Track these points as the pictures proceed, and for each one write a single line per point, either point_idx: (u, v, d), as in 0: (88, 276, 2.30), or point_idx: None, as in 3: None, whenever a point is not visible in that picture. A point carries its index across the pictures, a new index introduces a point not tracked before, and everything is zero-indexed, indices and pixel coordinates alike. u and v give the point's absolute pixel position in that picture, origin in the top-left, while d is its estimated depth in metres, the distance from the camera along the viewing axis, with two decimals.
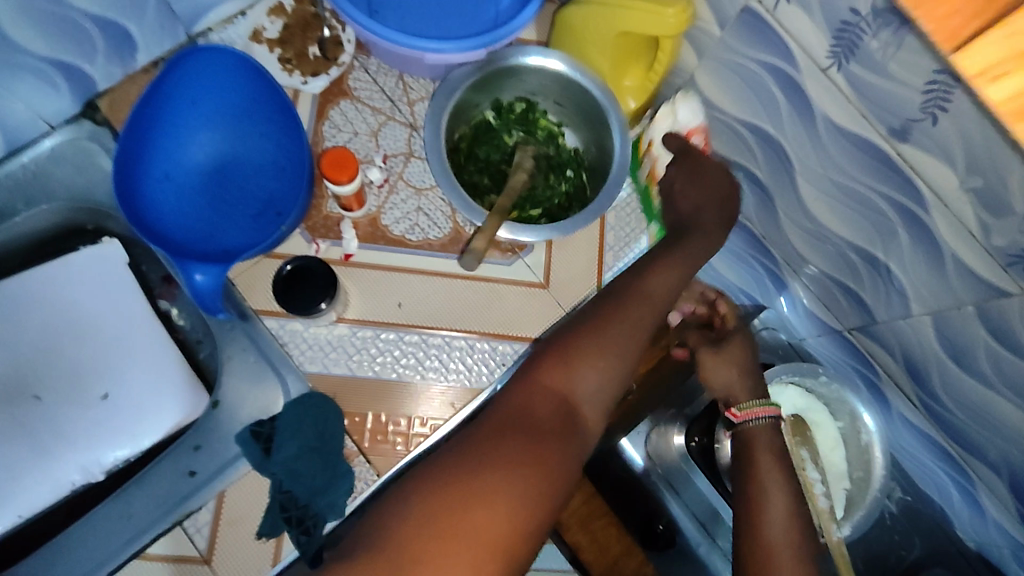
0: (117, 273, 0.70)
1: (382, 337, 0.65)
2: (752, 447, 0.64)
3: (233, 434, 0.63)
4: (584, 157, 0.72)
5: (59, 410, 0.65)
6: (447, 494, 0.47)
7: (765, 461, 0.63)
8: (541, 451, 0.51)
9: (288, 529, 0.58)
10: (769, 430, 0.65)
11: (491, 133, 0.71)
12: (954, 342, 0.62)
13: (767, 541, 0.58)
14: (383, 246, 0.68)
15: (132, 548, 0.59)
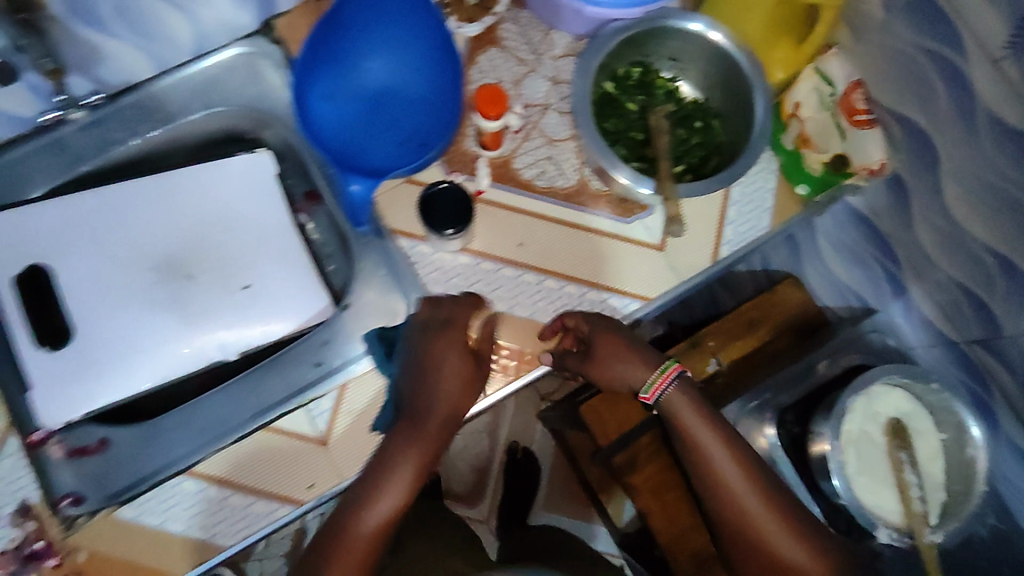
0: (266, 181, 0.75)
1: (501, 272, 0.69)
2: (677, 416, 0.64)
3: (358, 337, 0.68)
4: (710, 104, 0.73)
5: (207, 291, 0.71)
6: (339, 532, 0.59)
7: (707, 433, 0.64)
8: (399, 469, 0.59)
9: None
10: (681, 397, 0.64)
11: (619, 101, 0.72)
12: None
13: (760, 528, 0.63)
14: (512, 187, 0.71)
15: (257, 422, 0.65)
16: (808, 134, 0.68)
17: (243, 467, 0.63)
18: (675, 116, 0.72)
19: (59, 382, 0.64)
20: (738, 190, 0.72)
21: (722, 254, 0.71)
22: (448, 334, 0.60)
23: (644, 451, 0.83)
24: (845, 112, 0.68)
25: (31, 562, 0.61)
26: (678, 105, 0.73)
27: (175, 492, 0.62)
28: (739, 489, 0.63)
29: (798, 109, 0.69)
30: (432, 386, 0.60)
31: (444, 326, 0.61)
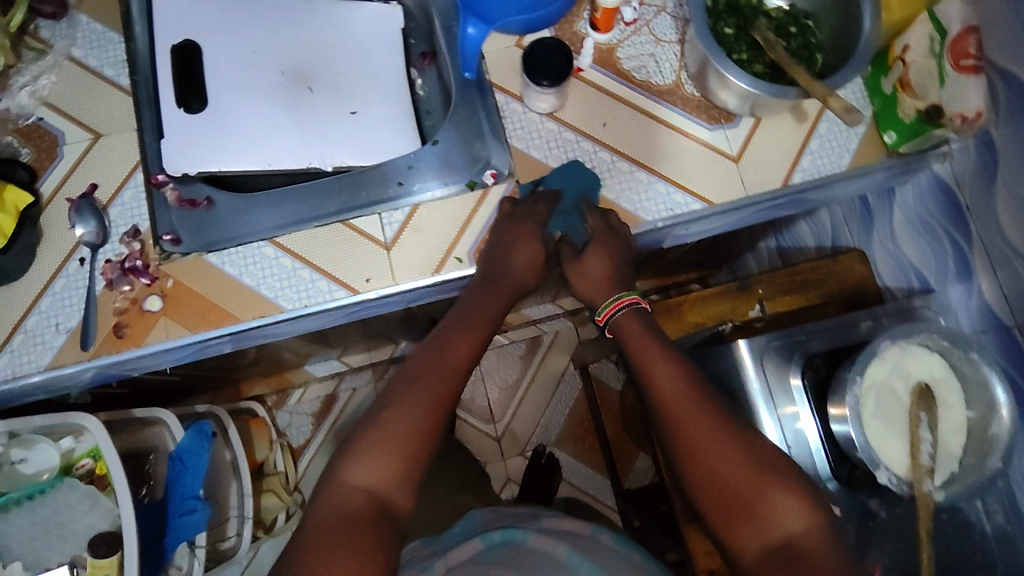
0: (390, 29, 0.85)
1: (580, 144, 0.74)
2: (627, 339, 0.68)
3: (441, 166, 0.77)
4: (795, 9, 0.79)
5: (320, 104, 0.81)
6: (414, 368, 0.63)
7: (646, 343, 0.66)
8: (468, 322, 0.67)
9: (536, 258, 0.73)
10: (629, 319, 0.69)
11: (721, 19, 0.75)
12: None
13: (690, 440, 0.61)
14: (610, 73, 0.76)
15: (336, 216, 0.73)
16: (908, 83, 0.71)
17: (312, 250, 0.71)
18: (774, 27, 0.76)
19: (184, 142, 0.76)
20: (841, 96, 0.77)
21: (794, 180, 0.74)
22: (520, 223, 0.71)
23: None
24: (954, 53, 0.66)
25: (129, 275, 0.70)
26: (774, 18, 0.77)
27: (256, 254, 0.71)
28: (681, 404, 0.63)
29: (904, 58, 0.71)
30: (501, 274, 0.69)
31: (529, 219, 0.71)
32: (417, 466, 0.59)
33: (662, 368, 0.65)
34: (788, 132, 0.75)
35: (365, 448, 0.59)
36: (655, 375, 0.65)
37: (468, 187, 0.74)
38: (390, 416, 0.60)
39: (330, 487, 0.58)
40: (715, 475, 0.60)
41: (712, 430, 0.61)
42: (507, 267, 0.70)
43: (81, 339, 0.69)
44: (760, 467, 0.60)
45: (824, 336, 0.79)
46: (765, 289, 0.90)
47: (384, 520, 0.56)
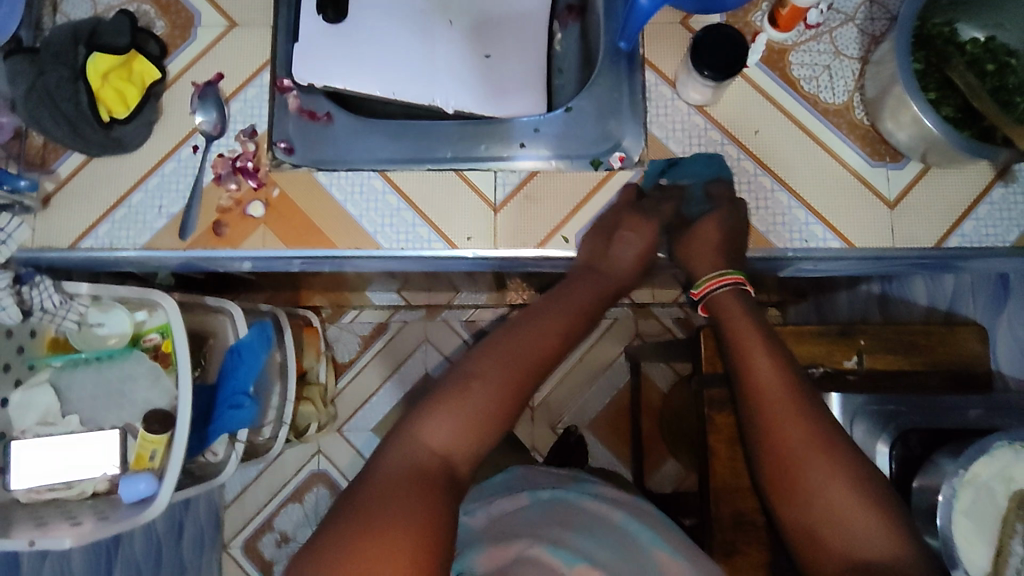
0: None
1: (724, 148, 0.69)
2: (728, 319, 0.63)
3: (567, 137, 0.72)
4: (995, 40, 0.67)
5: (457, 41, 0.76)
6: (504, 335, 0.58)
7: (743, 327, 0.61)
8: (570, 299, 0.62)
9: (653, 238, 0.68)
10: (729, 299, 0.64)
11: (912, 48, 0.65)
12: None
13: (780, 440, 0.56)
14: (776, 77, 0.69)
15: (451, 164, 0.71)
16: None
17: (422, 194, 0.69)
18: (971, 62, 0.66)
19: (317, 49, 0.72)
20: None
21: (949, 243, 0.67)
22: (640, 213, 0.68)
23: None
24: None
25: (238, 174, 0.69)
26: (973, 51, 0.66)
27: (365, 184, 0.69)
28: (774, 394, 0.58)
29: None
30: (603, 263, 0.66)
31: (650, 212, 0.68)
32: (488, 435, 0.53)
33: (761, 363, 0.59)
34: (955, 189, 0.67)
35: (440, 403, 0.53)
36: (756, 373, 0.59)
37: (594, 165, 0.70)
38: (473, 381, 0.54)
39: (401, 439, 0.52)
40: (803, 482, 0.54)
41: (798, 430, 0.55)
42: (620, 253, 0.66)
43: (180, 228, 0.69)
44: (844, 475, 0.53)
45: (922, 413, 0.74)
46: (867, 342, 0.83)
47: (449, 484, 0.50)
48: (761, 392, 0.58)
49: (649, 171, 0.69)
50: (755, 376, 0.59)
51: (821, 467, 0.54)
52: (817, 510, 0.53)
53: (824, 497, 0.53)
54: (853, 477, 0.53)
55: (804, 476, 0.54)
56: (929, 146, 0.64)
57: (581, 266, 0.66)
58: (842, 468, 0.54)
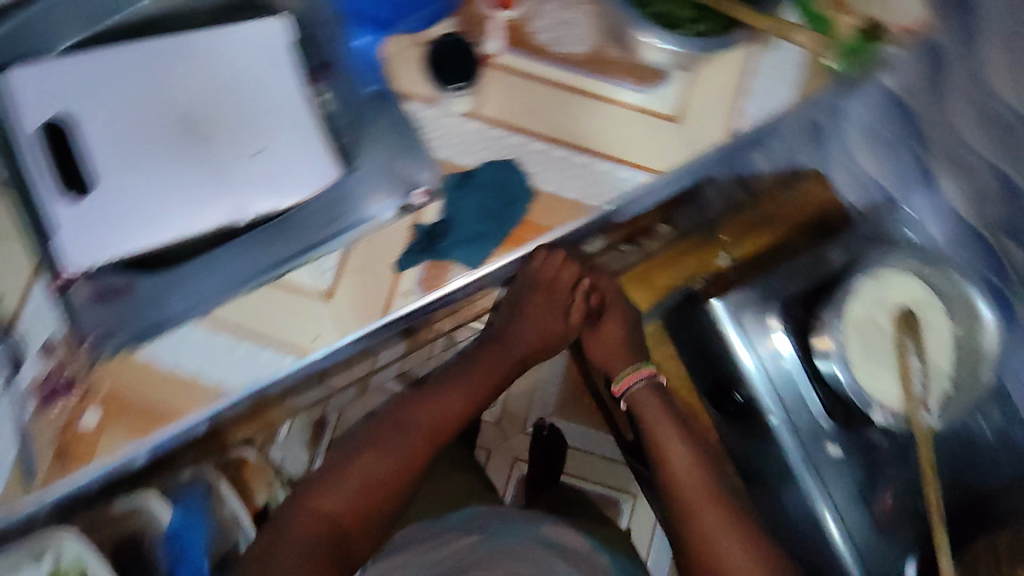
0: (275, 36, 0.68)
1: (509, 140, 0.68)
2: (642, 410, 0.77)
3: (364, 196, 0.68)
4: None
5: (220, 152, 0.66)
6: (393, 416, 0.74)
7: (657, 421, 0.75)
8: (461, 380, 0.78)
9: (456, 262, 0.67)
10: (644, 392, 0.77)
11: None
12: None
13: (692, 501, 0.71)
14: (524, 52, 0.69)
15: (265, 277, 0.66)
16: None
17: (251, 320, 0.66)
18: None
19: (78, 229, 0.63)
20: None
21: (740, 127, 0.70)
22: (546, 292, 0.80)
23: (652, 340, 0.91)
24: None
25: (60, 391, 0.65)
26: None
27: (190, 337, 0.66)
28: (683, 480, 0.73)
29: None
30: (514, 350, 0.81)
31: (548, 289, 0.80)
32: (372, 518, 0.68)
33: (663, 427, 0.75)
34: (723, 75, 0.70)
35: (326, 484, 0.68)
36: (670, 457, 0.74)
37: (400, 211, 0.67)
38: (368, 457, 0.70)
39: (287, 521, 0.65)
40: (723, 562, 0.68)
41: (727, 537, 0.69)
42: (517, 335, 0.81)
43: (26, 471, 0.65)
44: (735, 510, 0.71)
45: (796, 278, 0.78)
46: (729, 237, 0.88)
47: (341, 549, 0.65)
48: (671, 457, 0.74)
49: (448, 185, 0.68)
50: (674, 431, 0.75)
51: (724, 529, 0.69)
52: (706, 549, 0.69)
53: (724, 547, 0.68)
54: (746, 544, 0.69)
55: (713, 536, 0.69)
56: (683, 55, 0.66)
57: (476, 358, 0.81)
58: (747, 535, 0.69)
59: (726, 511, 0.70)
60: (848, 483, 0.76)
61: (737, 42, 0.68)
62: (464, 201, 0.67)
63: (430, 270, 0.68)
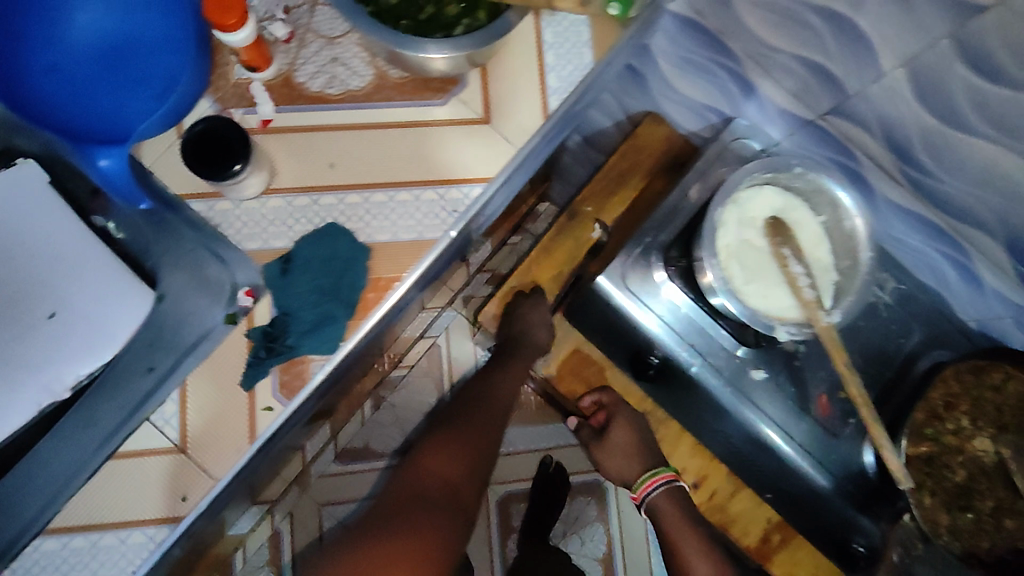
0: (43, 192, 0.64)
1: (320, 203, 0.61)
2: (664, 518, 0.75)
3: (185, 322, 0.62)
4: None
5: (7, 332, 0.61)
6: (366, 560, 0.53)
7: (676, 524, 0.74)
8: (442, 470, 0.64)
9: (309, 347, 0.58)
10: (664, 504, 0.76)
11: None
12: (937, 99, 0.59)
13: None
14: (303, 105, 0.62)
15: (105, 452, 0.58)
16: None
17: (105, 506, 0.56)
18: None
19: None
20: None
21: (553, 106, 0.66)
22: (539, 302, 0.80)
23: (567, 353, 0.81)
24: None
25: None
26: None
27: (39, 556, 0.55)
28: (699, 571, 0.73)
29: None
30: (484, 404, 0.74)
31: (517, 326, 0.78)
32: None
33: (688, 541, 0.73)
34: (518, 60, 0.66)
35: None
36: (688, 551, 0.73)
37: (230, 323, 0.59)
38: None
39: None
40: None
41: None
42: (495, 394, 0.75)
43: None
44: None
45: (664, 228, 0.75)
46: (593, 207, 0.86)
47: None
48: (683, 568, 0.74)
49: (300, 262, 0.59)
50: (688, 534, 0.74)
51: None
52: None
53: None
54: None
55: None
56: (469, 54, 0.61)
57: (432, 447, 0.67)
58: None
59: None
60: (781, 395, 0.76)
61: (512, 24, 0.59)
62: (293, 286, 0.58)
63: (286, 373, 0.58)
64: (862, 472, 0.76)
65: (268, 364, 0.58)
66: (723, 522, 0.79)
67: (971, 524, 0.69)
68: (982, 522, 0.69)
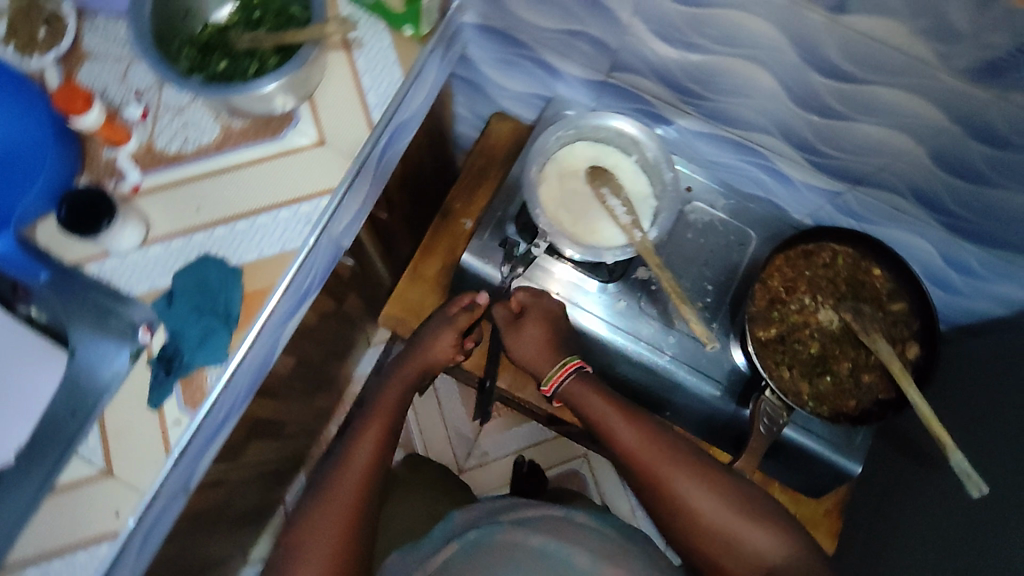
0: None
1: (193, 241, 0.72)
2: (585, 406, 0.78)
3: (96, 367, 0.71)
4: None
5: None
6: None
7: (596, 406, 0.77)
8: (326, 514, 0.68)
9: (202, 362, 0.68)
10: (574, 384, 0.79)
11: (206, 67, 0.73)
12: (672, 35, 0.69)
13: (658, 476, 0.71)
14: (165, 166, 0.74)
15: (42, 494, 0.66)
16: None
17: (48, 536, 0.64)
18: (249, 28, 0.76)
19: None
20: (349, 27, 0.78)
21: (376, 119, 0.77)
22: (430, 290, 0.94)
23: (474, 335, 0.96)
24: None
25: None
26: (241, 22, 0.76)
27: None
28: (641, 451, 0.73)
29: None
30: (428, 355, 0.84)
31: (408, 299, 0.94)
32: None
33: (622, 429, 0.75)
34: (341, 88, 0.78)
35: None
36: (629, 440, 0.74)
37: (135, 357, 0.69)
38: None
39: None
40: (700, 516, 0.68)
41: (681, 471, 0.70)
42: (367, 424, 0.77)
43: None
44: (703, 470, 0.70)
45: (513, 201, 0.87)
46: (462, 204, 0.97)
47: None
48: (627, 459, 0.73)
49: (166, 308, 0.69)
50: (625, 419, 0.75)
51: (684, 483, 0.69)
52: (690, 518, 0.68)
53: (704, 505, 0.68)
54: (710, 482, 0.69)
55: (690, 497, 0.69)
56: (293, 92, 0.73)
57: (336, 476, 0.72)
58: (706, 473, 0.70)
59: (702, 475, 0.70)
60: (646, 319, 0.85)
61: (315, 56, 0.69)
62: (176, 314, 0.68)
63: (186, 388, 0.67)
64: (735, 369, 0.83)
65: (169, 382, 0.67)
66: None
67: (831, 386, 0.78)
68: (842, 382, 0.78)
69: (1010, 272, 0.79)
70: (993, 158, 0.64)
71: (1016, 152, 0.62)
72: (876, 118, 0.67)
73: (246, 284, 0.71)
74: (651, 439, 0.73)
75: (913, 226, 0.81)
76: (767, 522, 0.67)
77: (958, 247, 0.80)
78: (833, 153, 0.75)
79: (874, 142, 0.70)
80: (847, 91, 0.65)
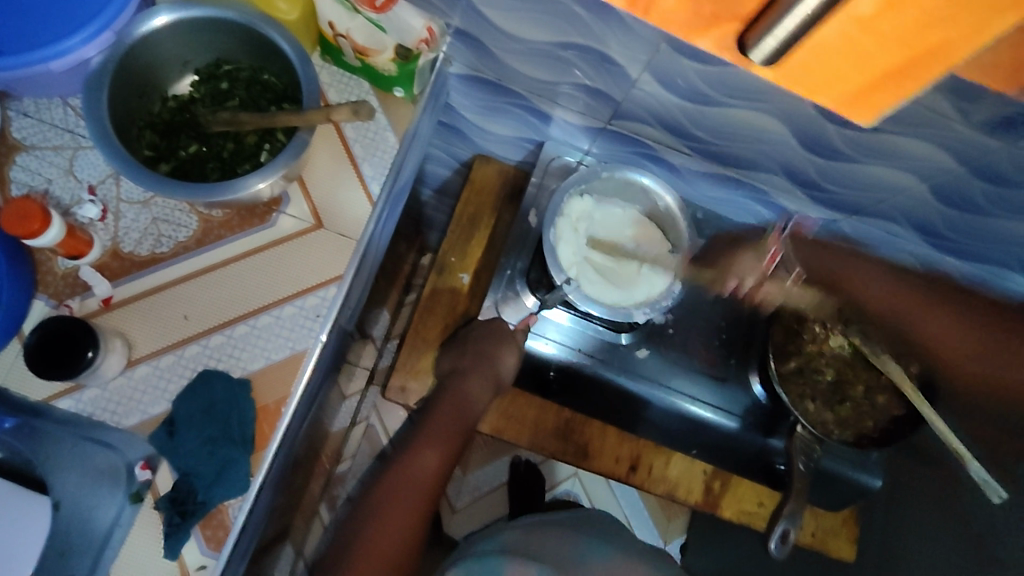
0: None
1: (185, 356, 0.63)
2: (821, 262, 0.77)
3: (86, 519, 0.60)
4: (203, 67, 0.68)
5: None
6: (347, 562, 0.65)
7: (842, 265, 0.76)
8: (392, 518, 0.68)
9: (223, 495, 0.60)
10: (798, 245, 0.79)
11: (174, 153, 0.65)
12: (684, 90, 0.66)
13: (917, 312, 0.73)
14: (138, 272, 0.64)
15: None
16: (364, 52, 0.68)
17: None
18: (217, 102, 0.67)
19: None
20: (336, 96, 0.73)
21: (375, 191, 0.70)
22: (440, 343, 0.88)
23: (506, 403, 0.84)
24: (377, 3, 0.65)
25: None
26: (205, 96, 0.68)
27: None
28: (908, 315, 0.74)
29: (342, 40, 0.68)
30: (484, 371, 0.77)
31: (414, 360, 0.87)
32: None
33: (874, 284, 0.75)
34: (331, 160, 0.70)
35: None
36: (876, 297, 0.75)
37: (137, 501, 0.60)
38: None
39: None
40: (953, 362, 0.72)
41: (925, 314, 0.72)
42: (434, 430, 0.73)
43: None
44: (948, 312, 0.71)
45: (522, 253, 0.84)
46: (457, 256, 0.91)
47: None
48: (865, 301, 0.76)
49: (172, 435, 0.61)
50: (867, 288, 0.75)
51: (935, 326, 0.72)
52: (926, 340, 0.73)
53: (940, 333, 0.72)
54: (948, 308, 0.72)
55: (911, 315, 0.73)
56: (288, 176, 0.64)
57: (398, 482, 0.70)
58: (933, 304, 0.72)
59: (965, 321, 0.70)
60: (667, 365, 0.86)
61: (309, 142, 0.62)
62: (186, 446, 0.61)
63: (208, 530, 0.60)
64: (755, 402, 0.87)
65: (187, 526, 0.59)
66: (669, 490, 0.86)
67: (851, 412, 0.82)
68: (860, 406, 0.82)
69: (988, 279, 0.84)
70: (994, 193, 0.68)
71: (1017, 189, 0.66)
72: (884, 160, 0.68)
73: (262, 399, 0.63)
74: (933, 302, 0.72)
75: (900, 246, 0.85)
76: (950, 315, 0.71)
77: (941, 261, 0.85)
78: (832, 187, 0.77)
79: (879, 180, 0.72)
80: (861, 140, 0.65)
